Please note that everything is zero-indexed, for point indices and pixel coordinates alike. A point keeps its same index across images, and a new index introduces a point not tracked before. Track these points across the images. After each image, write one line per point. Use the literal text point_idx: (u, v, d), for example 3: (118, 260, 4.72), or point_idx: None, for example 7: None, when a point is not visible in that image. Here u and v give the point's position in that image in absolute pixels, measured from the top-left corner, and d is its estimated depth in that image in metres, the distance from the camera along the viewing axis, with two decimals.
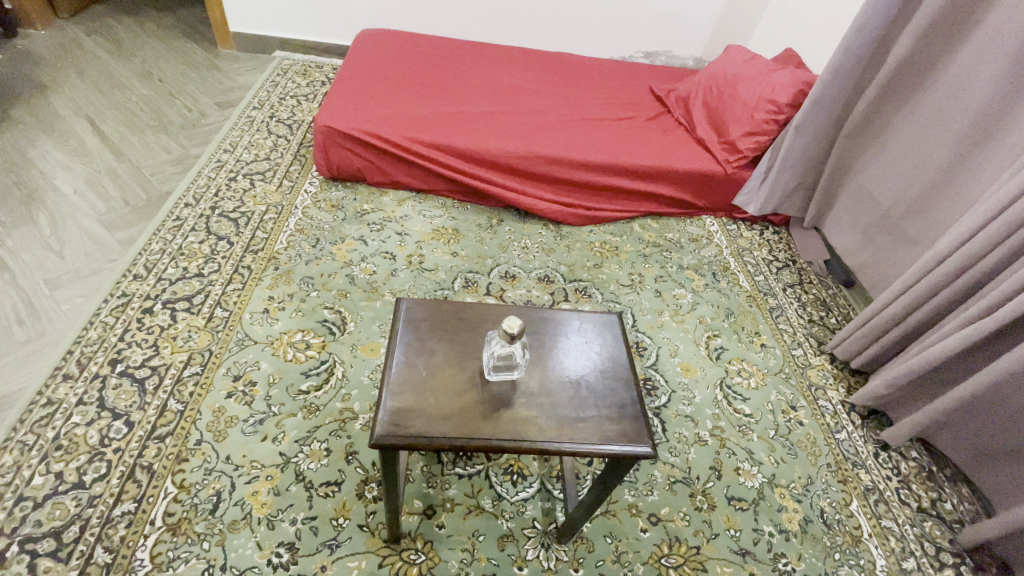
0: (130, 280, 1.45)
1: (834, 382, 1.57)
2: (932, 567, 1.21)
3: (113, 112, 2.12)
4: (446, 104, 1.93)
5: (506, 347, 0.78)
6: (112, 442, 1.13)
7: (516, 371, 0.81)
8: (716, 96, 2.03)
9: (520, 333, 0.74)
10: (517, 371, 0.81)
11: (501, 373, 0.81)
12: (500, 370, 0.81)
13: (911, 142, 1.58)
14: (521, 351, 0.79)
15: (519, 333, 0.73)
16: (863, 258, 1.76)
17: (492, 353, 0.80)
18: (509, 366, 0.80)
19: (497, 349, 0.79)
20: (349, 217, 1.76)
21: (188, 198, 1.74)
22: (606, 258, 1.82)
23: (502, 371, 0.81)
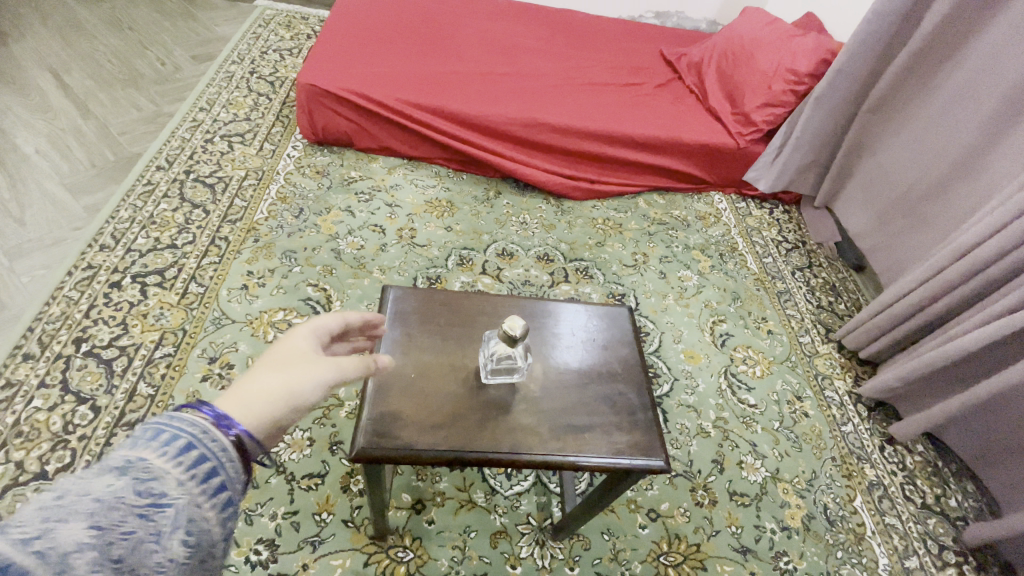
0: (96, 251, 1.34)
1: (841, 371, 1.52)
2: (934, 566, 1.18)
3: (79, 63, 1.94)
4: (440, 63, 1.78)
5: (504, 348, 0.70)
6: (76, 429, 1.05)
7: (516, 373, 0.73)
8: (731, 63, 1.89)
9: (523, 333, 0.65)
10: (517, 374, 0.73)
11: (500, 376, 0.73)
12: (498, 373, 0.73)
13: (938, 118, 1.46)
14: (521, 351, 0.71)
15: (521, 334, 0.65)
16: (876, 242, 1.67)
17: (490, 355, 0.71)
18: (509, 368, 0.72)
19: (496, 350, 0.71)
20: (335, 185, 1.64)
21: (160, 160, 1.61)
22: (609, 236, 1.72)
23: (501, 374, 0.73)
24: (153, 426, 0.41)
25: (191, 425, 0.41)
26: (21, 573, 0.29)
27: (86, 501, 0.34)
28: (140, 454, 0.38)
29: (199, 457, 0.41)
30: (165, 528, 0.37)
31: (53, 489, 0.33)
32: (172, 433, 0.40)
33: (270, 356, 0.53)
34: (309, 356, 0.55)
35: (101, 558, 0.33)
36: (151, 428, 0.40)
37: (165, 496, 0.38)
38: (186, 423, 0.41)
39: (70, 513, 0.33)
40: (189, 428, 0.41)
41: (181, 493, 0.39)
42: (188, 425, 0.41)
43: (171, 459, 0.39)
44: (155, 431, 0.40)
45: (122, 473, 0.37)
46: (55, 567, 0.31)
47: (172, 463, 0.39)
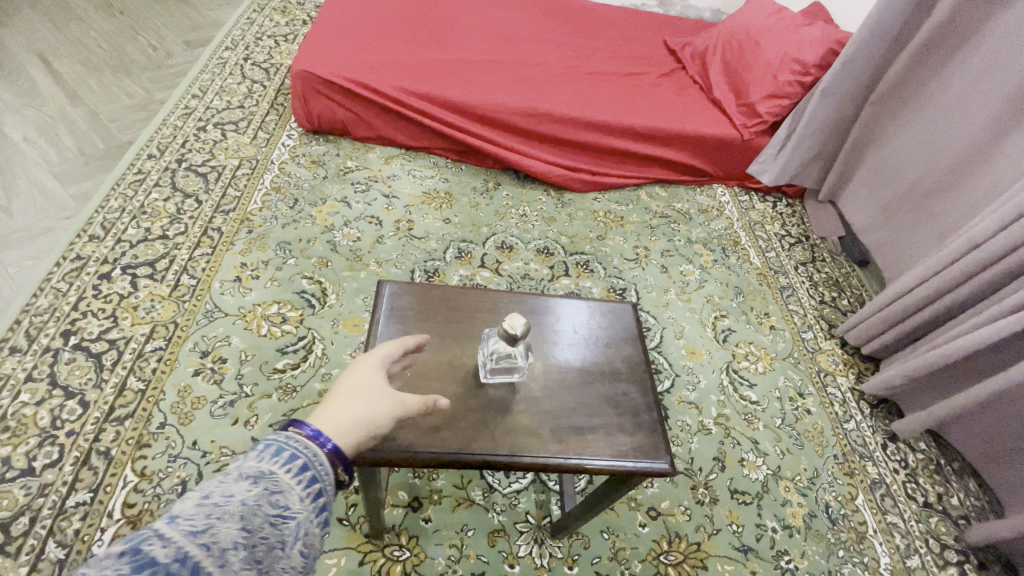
0: (85, 242, 1.30)
1: (844, 368, 1.50)
2: (936, 566, 1.17)
3: (68, 48, 1.89)
4: (438, 50, 1.73)
5: (504, 348, 0.68)
6: (64, 424, 1.02)
7: (517, 373, 0.71)
8: (736, 53, 1.85)
9: (524, 333, 0.63)
10: (517, 373, 0.71)
11: (500, 375, 0.71)
12: (498, 372, 0.71)
13: (947, 110, 1.43)
14: (522, 351, 0.69)
15: (522, 334, 0.63)
16: (881, 237, 1.65)
17: (490, 354, 0.69)
18: (509, 368, 0.71)
19: (496, 349, 0.69)
20: (331, 175, 1.60)
21: (151, 148, 1.57)
22: (610, 229, 1.69)
23: (501, 373, 0.71)
24: (277, 442, 0.48)
25: (303, 447, 0.48)
26: (194, 560, 0.37)
27: (235, 505, 0.41)
28: (271, 468, 0.46)
29: (311, 477, 0.47)
30: (287, 536, 0.44)
31: (213, 489, 0.42)
32: (291, 453, 0.47)
33: (349, 382, 0.58)
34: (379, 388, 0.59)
35: (243, 555, 0.40)
36: (275, 444, 0.47)
37: (288, 509, 0.45)
38: (300, 444, 0.48)
39: (227, 515, 0.41)
40: (304, 449, 0.48)
41: (301, 508, 0.46)
42: (302, 445, 0.48)
43: (291, 477, 0.46)
44: (278, 448, 0.47)
45: (258, 483, 0.44)
46: (216, 559, 0.39)
47: (294, 479, 0.46)
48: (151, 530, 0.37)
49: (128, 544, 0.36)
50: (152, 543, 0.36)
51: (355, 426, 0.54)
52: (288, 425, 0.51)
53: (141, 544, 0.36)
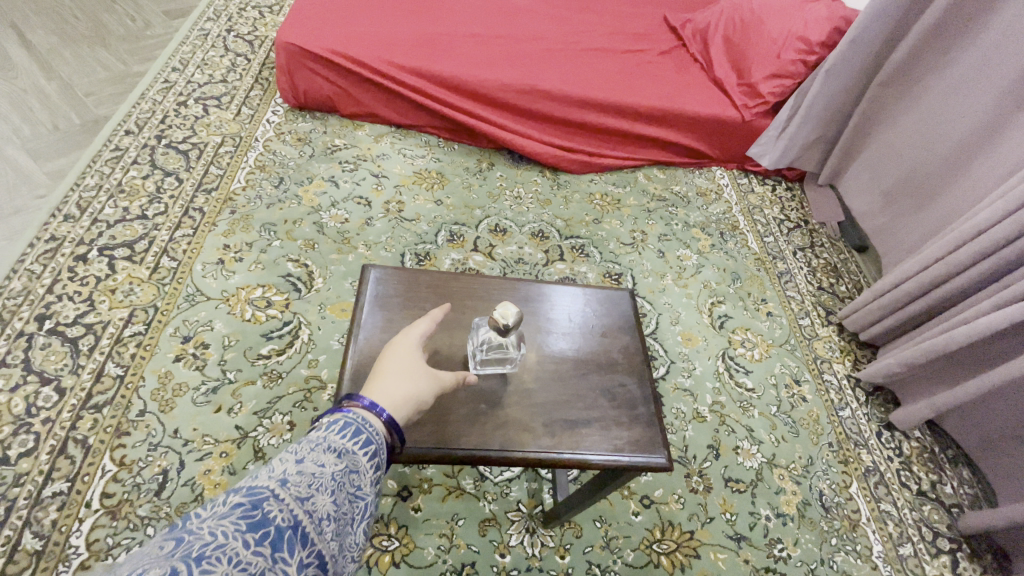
0: (60, 222, 1.25)
1: (840, 355, 1.48)
2: (929, 554, 1.17)
3: (42, 18, 1.80)
4: (430, 23, 1.66)
5: (495, 338, 0.65)
6: (40, 412, 0.98)
7: (509, 363, 0.68)
8: (738, 30, 1.78)
9: (517, 322, 0.60)
10: (509, 365, 0.68)
11: (492, 367, 0.68)
12: (489, 364, 0.68)
13: (953, 93, 1.38)
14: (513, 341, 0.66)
15: (514, 323, 0.60)
16: (880, 223, 1.62)
17: (481, 345, 0.66)
18: (501, 359, 0.67)
19: (487, 338, 0.66)
20: (318, 153, 1.54)
21: (129, 124, 1.50)
22: (606, 212, 1.65)
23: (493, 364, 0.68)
24: (353, 421, 0.52)
25: (376, 429, 0.52)
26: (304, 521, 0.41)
27: (328, 478, 0.46)
28: (352, 448, 0.50)
29: (378, 462, 0.52)
30: (357, 514, 0.48)
31: (308, 459, 0.46)
32: (366, 435, 0.51)
33: (391, 360, 0.60)
34: (419, 366, 0.60)
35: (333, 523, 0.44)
36: (353, 422, 0.51)
37: (361, 490, 0.49)
38: (372, 426, 0.52)
39: (321, 486, 0.45)
40: (376, 431, 0.52)
41: (370, 490, 0.50)
42: (373, 426, 0.52)
43: (367, 459, 0.50)
44: (357, 429, 0.51)
45: (341, 459, 0.48)
46: (317, 525, 0.42)
47: (369, 461, 0.50)
48: (266, 490, 0.41)
49: (247, 500, 0.40)
50: (269, 502, 0.40)
51: (403, 403, 0.56)
52: (346, 399, 0.54)
53: (259, 502, 0.40)
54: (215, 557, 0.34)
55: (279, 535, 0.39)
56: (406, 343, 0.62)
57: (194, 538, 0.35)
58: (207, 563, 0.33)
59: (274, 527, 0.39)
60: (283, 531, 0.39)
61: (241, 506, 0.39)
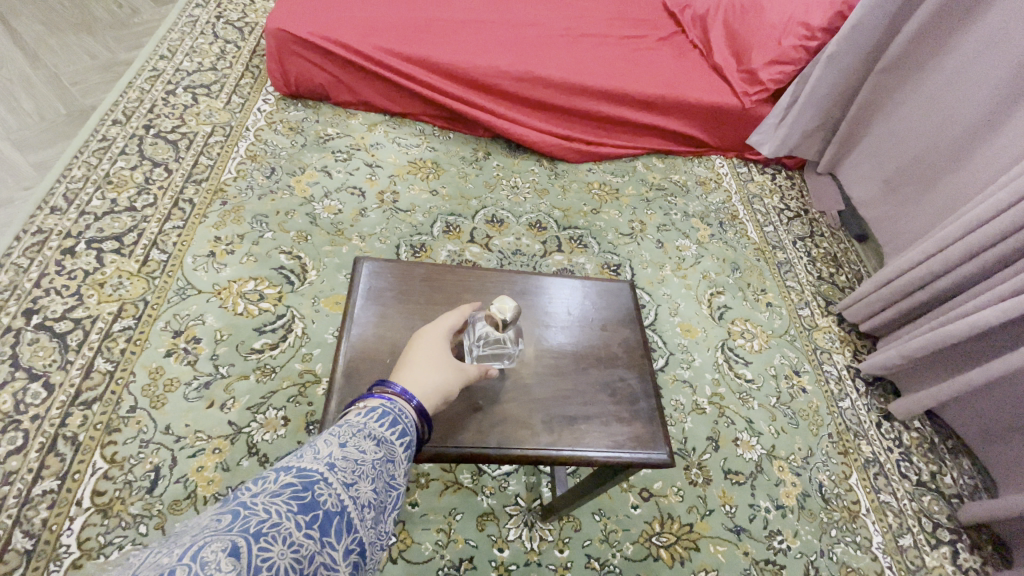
0: (46, 214, 1.22)
1: (840, 345, 1.47)
2: (928, 544, 1.16)
3: (26, 5, 1.75)
4: (423, 9, 1.62)
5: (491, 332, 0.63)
6: (28, 409, 0.96)
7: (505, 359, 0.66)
8: (738, 14, 1.74)
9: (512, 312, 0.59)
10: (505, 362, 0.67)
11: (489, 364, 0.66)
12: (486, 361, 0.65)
13: (957, 79, 1.35)
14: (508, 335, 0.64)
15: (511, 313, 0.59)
16: (881, 211, 1.60)
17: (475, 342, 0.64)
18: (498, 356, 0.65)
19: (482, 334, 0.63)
20: (310, 143, 1.51)
21: (116, 113, 1.46)
22: (605, 202, 1.63)
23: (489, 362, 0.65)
24: (392, 410, 0.50)
25: (411, 420, 0.51)
26: (347, 507, 0.41)
27: (369, 465, 0.45)
28: (390, 435, 0.49)
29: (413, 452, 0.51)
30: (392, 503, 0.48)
31: (352, 443, 0.45)
32: (403, 426, 0.50)
33: (420, 348, 0.58)
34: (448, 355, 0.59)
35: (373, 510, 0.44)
36: (391, 413, 0.49)
37: (396, 481, 0.48)
38: (409, 417, 0.51)
39: (364, 473, 0.44)
40: (409, 420, 0.51)
41: (405, 480, 0.49)
42: (408, 416, 0.51)
43: (403, 448, 0.50)
44: (394, 419, 0.49)
45: (379, 448, 0.47)
46: (359, 512, 0.42)
47: (406, 450, 0.50)
48: (316, 473, 0.42)
49: (298, 481, 0.40)
50: (319, 486, 0.41)
51: (433, 393, 0.54)
52: (376, 386, 0.53)
53: (309, 484, 0.41)
54: (270, 536, 0.36)
55: (327, 519, 0.39)
56: (434, 331, 0.60)
57: (251, 514, 0.36)
58: (264, 541, 0.35)
59: (321, 511, 0.39)
60: (330, 516, 0.40)
61: (293, 486, 0.40)
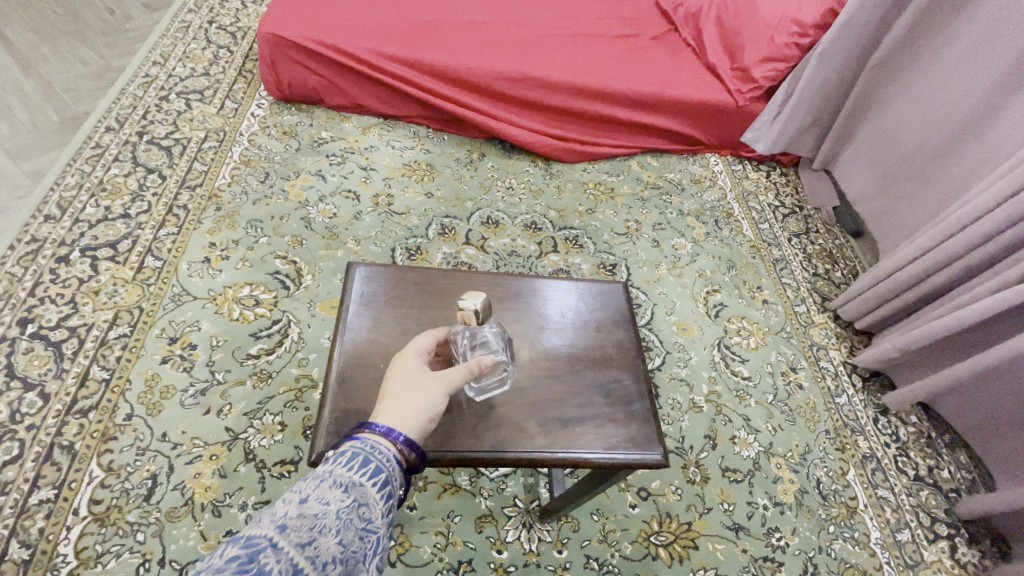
0: (41, 222, 1.22)
1: (837, 341, 1.47)
2: (926, 539, 1.17)
3: (19, 14, 1.75)
4: (415, 11, 1.62)
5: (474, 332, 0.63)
6: (24, 418, 0.96)
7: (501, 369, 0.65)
8: (731, 11, 1.74)
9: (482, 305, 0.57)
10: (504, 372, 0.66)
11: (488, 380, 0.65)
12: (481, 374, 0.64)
13: (950, 73, 1.35)
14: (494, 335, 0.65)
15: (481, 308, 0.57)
16: (876, 207, 1.60)
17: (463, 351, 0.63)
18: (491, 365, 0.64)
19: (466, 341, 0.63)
20: (304, 147, 1.51)
21: (110, 120, 1.46)
22: (600, 202, 1.63)
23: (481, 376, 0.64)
24: (361, 450, 0.48)
25: (389, 460, 0.48)
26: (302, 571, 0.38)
27: (332, 518, 0.42)
28: (360, 479, 0.46)
29: (391, 491, 0.48)
30: (367, 550, 0.45)
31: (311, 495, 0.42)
32: (375, 464, 0.47)
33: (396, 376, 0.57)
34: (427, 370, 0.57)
35: (337, 564, 0.41)
36: (361, 453, 0.47)
37: (371, 524, 0.45)
38: (383, 454, 0.48)
39: (325, 527, 0.41)
40: (388, 460, 0.49)
41: (381, 524, 0.46)
42: (386, 449, 0.49)
43: (376, 491, 0.47)
44: (365, 459, 0.47)
45: (347, 494, 0.44)
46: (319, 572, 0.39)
47: (379, 493, 0.47)
48: (264, 540, 0.38)
49: (244, 552, 0.37)
50: (266, 554, 0.37)
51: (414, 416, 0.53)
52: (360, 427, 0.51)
53: (256, 553, 0.37)
54: None
55: None
56: (405, 353, 0.59)
57: None
58: None
59: None
60: None
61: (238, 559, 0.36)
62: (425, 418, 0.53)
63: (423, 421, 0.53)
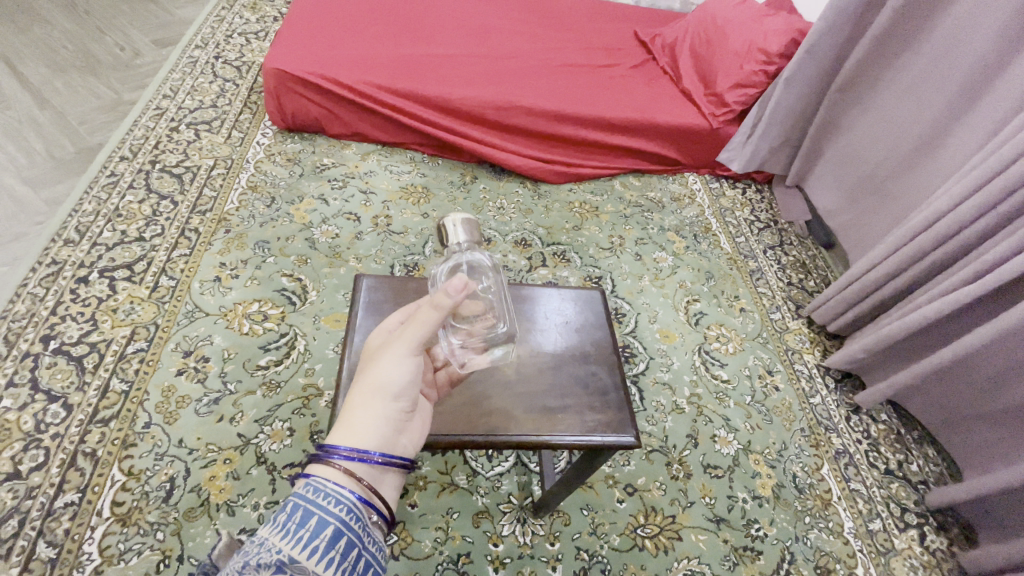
0: (60, 246, 1.29)
1: (810, 346, 1.57)
2: (897, 528, 1.25)
3: (32, 49, 1.84)
4: (411, 46, 1.75)
5: (453, 266, 0.66)
6: (48, 428, 1.02)
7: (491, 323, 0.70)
8: (703, 43, 1.89)
9: (470, 228, 0.66)
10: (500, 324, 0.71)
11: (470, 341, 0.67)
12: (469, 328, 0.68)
13: (902, 98, 1.48)
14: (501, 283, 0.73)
15: (467, 233, 0.66)
16: (845, 219, 1.70)
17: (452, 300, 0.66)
18: (475, 307, 0.68)
19: (443, 279, 0.65)
20: (307, 172, 1.61)
21: (124, 151, 1.55)
22: (586, 219, 1.74)
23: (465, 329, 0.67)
24: (301, 504, 0.46)
25: (333, 509, 0.47)
26: None
27: None
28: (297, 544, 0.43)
29: (346, 544, 0.45)
30: None
31: None
32: (317, 517, 0.45)
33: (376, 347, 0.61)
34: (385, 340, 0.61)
35: None
36: (300, 504, 0.45)
37: None
38: (328, 500, 0.47)
39: None
40: (333, 510, 0.46)
41: None
42: (333, 489, 0.48)
43: (323, 548, 0.44)
44: (305, 515, 0.45)
45: (282, 571, 0.41)
46: None
47: (326, 552, 0.44)
48: None
49: None
50: None
51: (372, 395, 0.56)
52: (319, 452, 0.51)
53: None
54: None
55: None
56: (375, 335, 0.65)
57: None
58: None
59: None
60: None
61: None
62: (387, 394, 0.56)
63: (387, 398, 0.56)
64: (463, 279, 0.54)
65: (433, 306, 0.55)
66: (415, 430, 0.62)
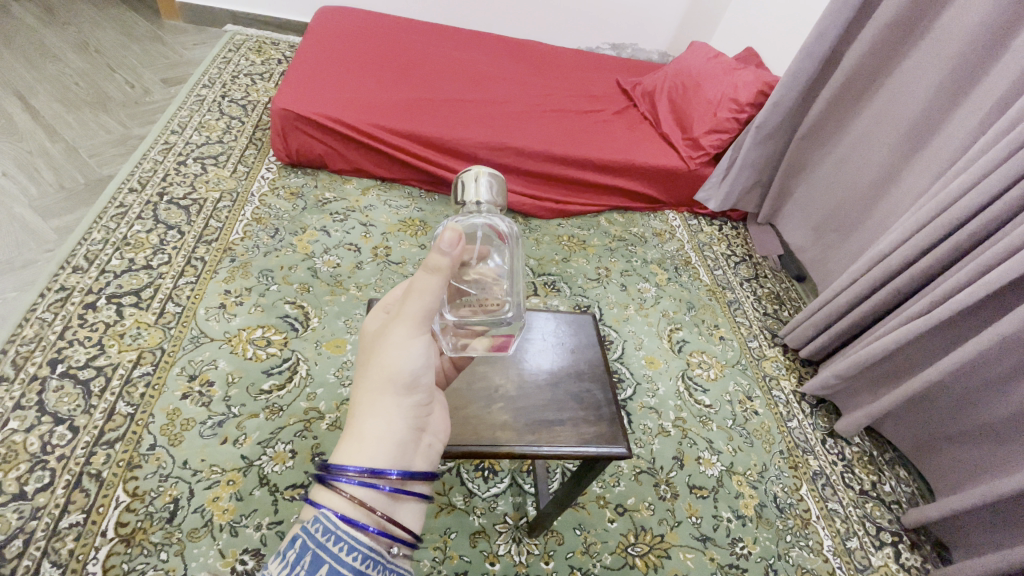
0: (69, 273, 1.33)
1: (786, 372, 1.66)
2: (873, 546, 1.31)
3: (45, 85, 1.91)
4: (410, 90, 1.87)
5: (470, 224, 0.63)
6: (55, 449, 1.04)
7: (498, 304, 0.67)
8: (680, 92, 2.06)
9: (493, 186, 0.65)
10: (507, 311, 0.68)
11: (475, 315, 0.67)
12: (474, 303, 0.66)
13: (858, 146, 1.63)
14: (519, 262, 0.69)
15: (490, 190, 0.65)
16: (812, 254, 1.83)
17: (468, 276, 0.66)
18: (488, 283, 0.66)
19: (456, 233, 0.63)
20: (310, 206, 1.69)
21: (133, 182, 1.61)
22: (574, 252, 1.84)
23: (471, 303, 0.66)
24: (312, 548, 0.45)
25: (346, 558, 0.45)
26: None
27: None
28: None
29: None
30: None
31: None
32: (329, 567, 0.44)
33: (376, 331, 0.60)
34: (382, 325, 0.60)
35: None
36: (310, 551, 0.44)
37: None
38: (340, 547, 0.45)
39: None
40: (346, 560, 0.45)
41: None
42: (345, 536, 0.46)
43: None
44: (316, 565, 0.43)
45: None
46: None
47: None
48: None
49: None
50: None
51: (386, 390, 0.57)
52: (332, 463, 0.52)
53: None
54: None
55: None
56: (372, 317, 0.64)
57: None
58: None
59: None
60: None
61: None
62: (400, 384, 0.58)
63: (400, 388, 0.58)
64: (454, 230, 0.50)
65: (429, 269, 0.52)
66: (432, 426, 0.65)
